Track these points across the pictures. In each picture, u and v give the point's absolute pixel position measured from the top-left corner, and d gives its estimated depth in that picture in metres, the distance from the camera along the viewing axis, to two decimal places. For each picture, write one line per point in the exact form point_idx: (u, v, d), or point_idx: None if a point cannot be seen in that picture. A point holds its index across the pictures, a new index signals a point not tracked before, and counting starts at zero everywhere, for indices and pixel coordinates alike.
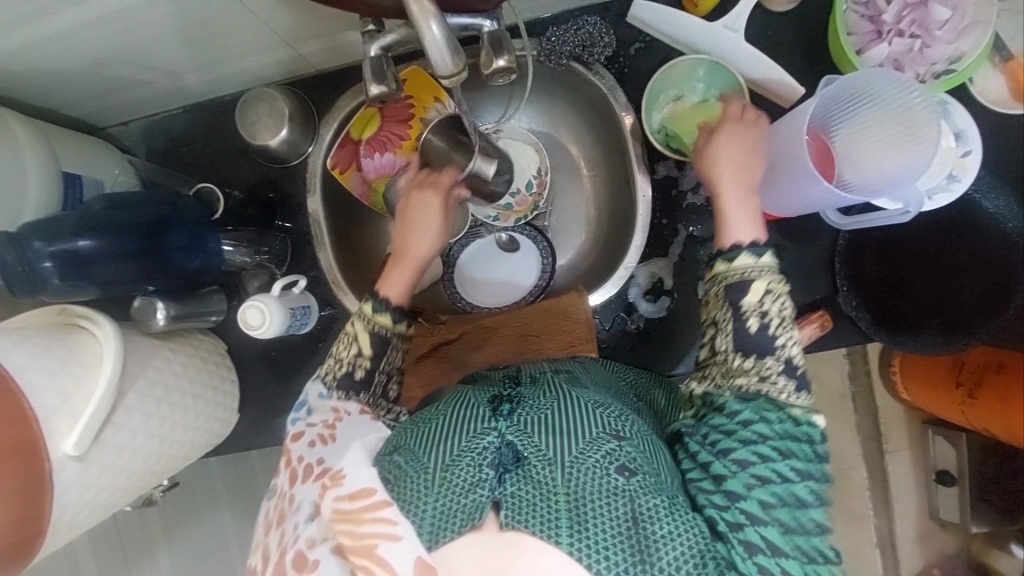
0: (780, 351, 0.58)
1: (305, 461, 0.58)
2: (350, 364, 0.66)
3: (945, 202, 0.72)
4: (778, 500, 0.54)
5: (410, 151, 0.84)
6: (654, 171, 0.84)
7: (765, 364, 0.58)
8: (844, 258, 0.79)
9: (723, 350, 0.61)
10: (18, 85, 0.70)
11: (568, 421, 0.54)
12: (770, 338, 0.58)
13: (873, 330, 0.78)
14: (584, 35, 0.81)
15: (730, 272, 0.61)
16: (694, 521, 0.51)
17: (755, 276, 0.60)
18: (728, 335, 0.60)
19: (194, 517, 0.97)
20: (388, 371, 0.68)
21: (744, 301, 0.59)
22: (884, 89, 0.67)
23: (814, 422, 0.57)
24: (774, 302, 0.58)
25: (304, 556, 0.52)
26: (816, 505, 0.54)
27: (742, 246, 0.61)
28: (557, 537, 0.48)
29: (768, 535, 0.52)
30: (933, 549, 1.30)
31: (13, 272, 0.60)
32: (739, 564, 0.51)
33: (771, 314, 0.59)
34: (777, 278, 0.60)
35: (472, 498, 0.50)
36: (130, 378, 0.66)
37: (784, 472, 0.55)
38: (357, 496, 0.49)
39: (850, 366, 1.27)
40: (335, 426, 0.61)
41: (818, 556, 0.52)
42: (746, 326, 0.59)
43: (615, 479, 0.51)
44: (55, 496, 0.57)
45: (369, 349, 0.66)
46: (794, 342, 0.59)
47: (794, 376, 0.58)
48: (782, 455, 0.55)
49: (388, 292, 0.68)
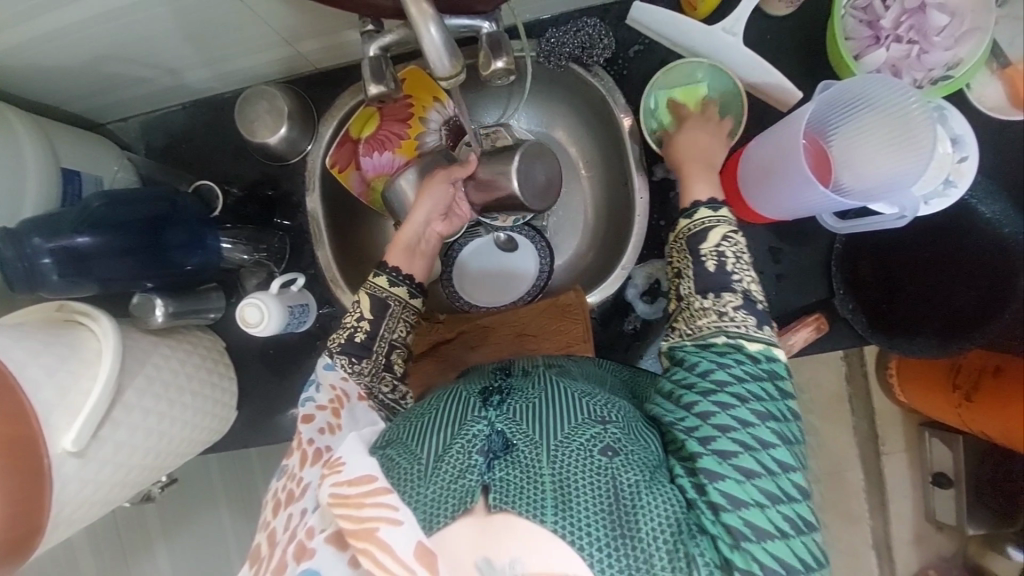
0: (738, 288, 0.64)
1: (316, 445, 0.62)
2: (352, 329, 0.71)
3: (941, 208, 0.71)
4: (741, 447, 0.55)
5: (408, 151, 0.86)
6: (653, 173, 0.84)
7: (726, 301, 0.63)
8: (841, 262, 0.80)
9: (687, 294, 0.66)
10: (19, 81, 0.70)
11: (554, 409, 0.56)
12: (727, 275, 0.64)
13: (869, 334, 0.80)
14: (583, 36, 0.81)
15: (692, 223, 0.67)
16: (669, 491, 0.53)
17: (714, 225, 0.66)
18: (690, 279, 0.66)
19: (193, 512, 0.97)
20: (389, 341, 0.72)
21: (702, 246, 0.66)
22: (879, 94, 0.67)
23: (772, 356, 0.60)
24: (729, 245, 0.65)
25: (304, 545, 0.53)
26: (779, 444, 0.56)
27: (701, 202, 0.69)
28: (542, 516, 0.48)
29: (729, 492, 0.54)
30: (928, 550, 1.31)
31: (13, 269, 0.61)
32: (709, 527, 0.53)
33: (728, 255, 0.65)
34: (733, 227, 0.66)
35: (462, 484, 0.51)
36: (129, 375, 0.67)
37: (745, 418, 0.57)
38: (358, 483, 0.49)
39: (847, 367, 1.28)
40: (340, 413, 0.65)
41: (786, 495, 0.55)
42: (705, 267, 0.65)
43: (598, 459, 0.52)
44: (54, 491, 0.58)
45: (369, 312, 0.71)
46: (750, 280, 0.65)
47: (753, 313, 0.63)
48: (742, 400, 0.58)
49: (393, 261, 0.74)
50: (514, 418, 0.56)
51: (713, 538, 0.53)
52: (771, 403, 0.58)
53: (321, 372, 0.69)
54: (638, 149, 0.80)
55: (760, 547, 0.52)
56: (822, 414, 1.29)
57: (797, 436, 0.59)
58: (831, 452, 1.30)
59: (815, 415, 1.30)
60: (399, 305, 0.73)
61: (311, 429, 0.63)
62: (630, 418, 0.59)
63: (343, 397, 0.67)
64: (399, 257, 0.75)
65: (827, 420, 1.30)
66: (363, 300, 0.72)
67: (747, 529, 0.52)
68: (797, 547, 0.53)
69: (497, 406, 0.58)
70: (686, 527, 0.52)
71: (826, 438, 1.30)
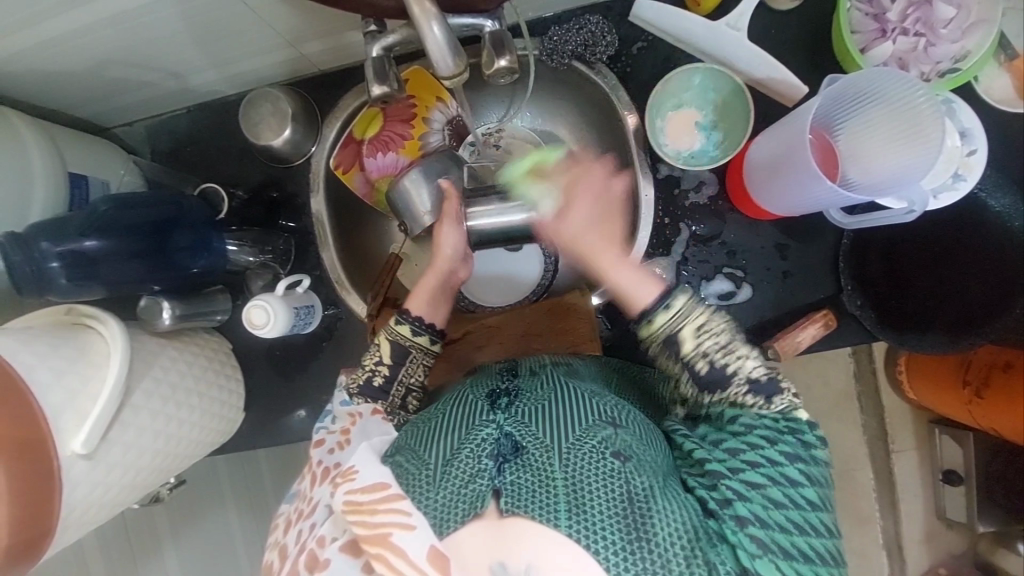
0: (737, 377, 0.62)
1: (325, 463, 0.63)
2: (370, 371, 0.71)
3: (949, 202, 0.71)
4: (769, 480, 0.56)
5: (412, 151, 0.86)
6: (658, 170, 0.83)
7: (731, 392, 0.62)
8: (849, 258, 0.78)
9: (690, 392, 0.65)
10: (25, 86, 0.70)
11: (565, 411, 0.56)
12: (722, 370, 0.62)
13: (878, 329, 0.76)
14: (586, 34, 0.79)
15: (656, 333, 0.64)
16: (686, 500, 0.53)
17: (681, 325, 0.63)
18: (688, 381, 0.64)
19: (200, 515, 0.98)
20: (407, 385, 0.72)
21: (683, 351, 0.63)
22: (889, 87, 0.66)
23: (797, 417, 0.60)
24: (707, 339, 0.63)
25: (315, 553, 0.53)
26: (807, 484, 0.57)
27: (653, 303, 0.65)
28: (556, 520, 0.48)
29: (760, 510, 0.54)
30: (940, 549, 1.29)
31: (23, 273, 0.61)
32: (729, 535, 0.53)
33: (710, 350, 0.63)
34: (702, 313, 0.63)
35: (472, 488, 0.51)
36: (136, 377, 0.67)
37: (773, 459, 0.57)
38: (372, 489, 0.50)
39: (856, 365, 1.27)
40: (350, 429, 0.65)
41: (808, 525, 0.55)
42: (697, 370, 0.63)
43: (611, 462, 0.52)
44: (63, 494, 0.58)
45: (390, 357, 0.71)
46: (744, 361, 0.62)
47: (759, 389, 0.61)
48: (769, 442, 0.58)
49: (416, 309, 0.72)
50: (522, 420, 0.56)
51: (733, 547, 0.53)
52: (800, 449, 0.58)
53: (338, 408, 0.70)
54: (642, 146, 0.80)
55: (786, 562, 0.53)
56: (829, 412, 1.28)
57: (825, 479, 0.58)
58: (841, 451, 1.29)
59: (823, 413, 1.29)
60: (421, 353, 0.72)
61: (321, 451, 0.64)
62: (640, 423, 0.59)
63: (355, 416, 0.67)
64: (421, 305, 0.73)
65: (836, 418, 1.29)
66: (385, 345, 0.71)
67: (772, 542, 0.53)
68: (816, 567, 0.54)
69: (505, 408, 0.58)
70: (703, 534, 0.52)
71: (834, 437, 1.29)
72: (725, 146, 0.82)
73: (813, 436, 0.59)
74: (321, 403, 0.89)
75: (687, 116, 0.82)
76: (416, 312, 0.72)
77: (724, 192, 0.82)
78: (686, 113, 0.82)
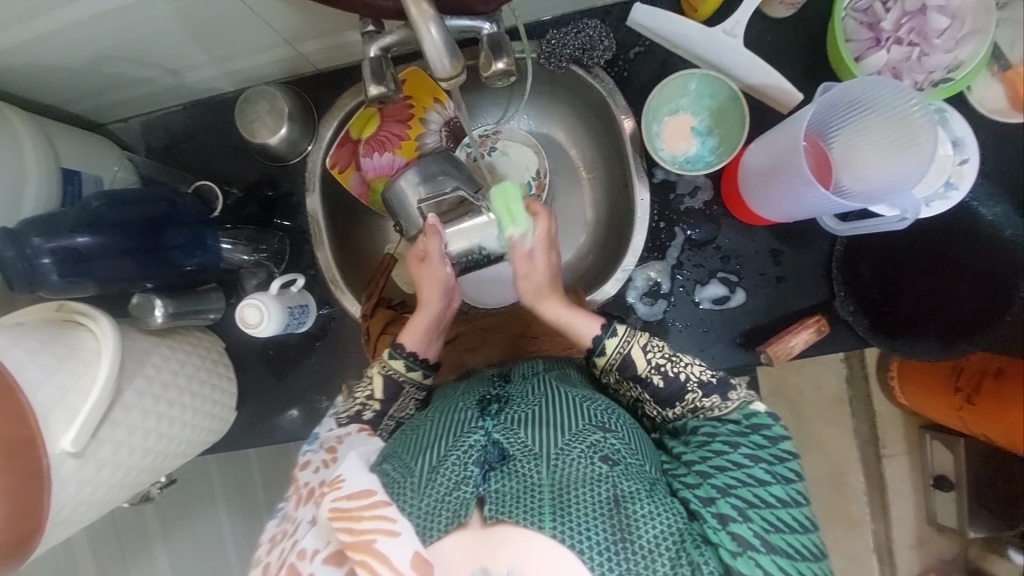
0: (690, 385, 0.65)
1: (308, 484, 0.62)
2: (361, 404, 0.70)
3: (941, 209, 0.72)
4: (738, 482, 0.58)
5: (409, 152, 0.87)
6: (653, 175, 0.83)
7: (690, 401, 0.65)
8: (841, 264, 0.80)
9: (655, 412, 0.67)
10: (19, 81, 0.70)
11: (552, 416, 0.57)
12: (677, 381, 0.65)
13: (871, 336, 0.79)
14: (583, 37, 0.81)
15: (610, 359, 0.67)
16: (671, 504, 0.54)
17: (629, 349, 0.67)
18: (650, 400, 0.67)
19: (190, 515, 0.97)
20: (397, 418, 0.72)
21: (637, 371, 0.66)
22: (878, 96, 0.67)
23: (755, 412, 0.63)
24: (655, 352, 0.66)
25: (296, 566, 0.55)
26: (774, 482, 0.58)
27: (600, 334, 0.68)
28: (540, 522, 0.49)
29: (738, 506, 0.56)
30: (929, 553, 1.30)
31: (13, 267, 0.61)
32: (712, 536, 0.54)
33: (661, 362, 0.66)
34: (641, 335, 0.67)
35: (457, 496, 0.52)
36: (129, 375, 0.67)
37: (739, 460, 0.59)
38: (358, 497, 0.51)
39: (848, 370, 1.28)
40: (336, 448, 0.65)
41: (784, 526, 0.56)
42: (655, 385, 0.66)
43: (598, 467, 0.53)
44: (53, 491, 0.58)
45: (381, 392, 0.71)
46: (690, 367, 0.66)
47: (716, 391, 0.65)
48: (753, 461, 0.59)
49: (407, 342, 0.71)
50: (510, 427, 0.57)
51: (716, 547, 0.54)
52: (781, 465, 0.60)
53: (325, 434, 0.68)
54: (637, 151, 0.80)
55: (766, 557, 0.54)
56: (821, 417, 1.29)
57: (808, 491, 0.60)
58: (833, 455, 1.30)
59: (816, 417, 1.30)
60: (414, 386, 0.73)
61: (306, 472, 0.63)
62: (630, 428, 0.60)
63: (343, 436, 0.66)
64: (413, 337, 0.71)
65: (828, 422, 1.29)
66: (377, 380, 0.71)
67: (755, 539, 0.54)
68: (803, 569, 0.55)
69: (494, 416, 0.59)
70: (688, 536, 0.53)
71: (826, 442, 1.30)
72: (721, 151, 0.82)
73: (777, 427, 0.62)
74: (314, 401, 0.89)
75: (682, 121, 0.82)
76: (407, 344, 0.71)
77: (719, 197, 0.82)
78: (683, 119, 0.82)
